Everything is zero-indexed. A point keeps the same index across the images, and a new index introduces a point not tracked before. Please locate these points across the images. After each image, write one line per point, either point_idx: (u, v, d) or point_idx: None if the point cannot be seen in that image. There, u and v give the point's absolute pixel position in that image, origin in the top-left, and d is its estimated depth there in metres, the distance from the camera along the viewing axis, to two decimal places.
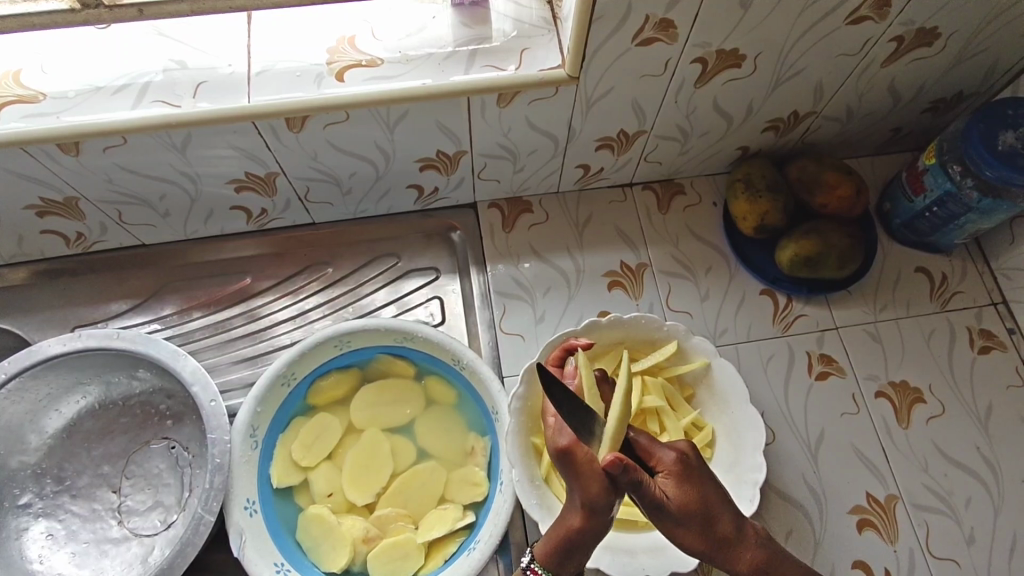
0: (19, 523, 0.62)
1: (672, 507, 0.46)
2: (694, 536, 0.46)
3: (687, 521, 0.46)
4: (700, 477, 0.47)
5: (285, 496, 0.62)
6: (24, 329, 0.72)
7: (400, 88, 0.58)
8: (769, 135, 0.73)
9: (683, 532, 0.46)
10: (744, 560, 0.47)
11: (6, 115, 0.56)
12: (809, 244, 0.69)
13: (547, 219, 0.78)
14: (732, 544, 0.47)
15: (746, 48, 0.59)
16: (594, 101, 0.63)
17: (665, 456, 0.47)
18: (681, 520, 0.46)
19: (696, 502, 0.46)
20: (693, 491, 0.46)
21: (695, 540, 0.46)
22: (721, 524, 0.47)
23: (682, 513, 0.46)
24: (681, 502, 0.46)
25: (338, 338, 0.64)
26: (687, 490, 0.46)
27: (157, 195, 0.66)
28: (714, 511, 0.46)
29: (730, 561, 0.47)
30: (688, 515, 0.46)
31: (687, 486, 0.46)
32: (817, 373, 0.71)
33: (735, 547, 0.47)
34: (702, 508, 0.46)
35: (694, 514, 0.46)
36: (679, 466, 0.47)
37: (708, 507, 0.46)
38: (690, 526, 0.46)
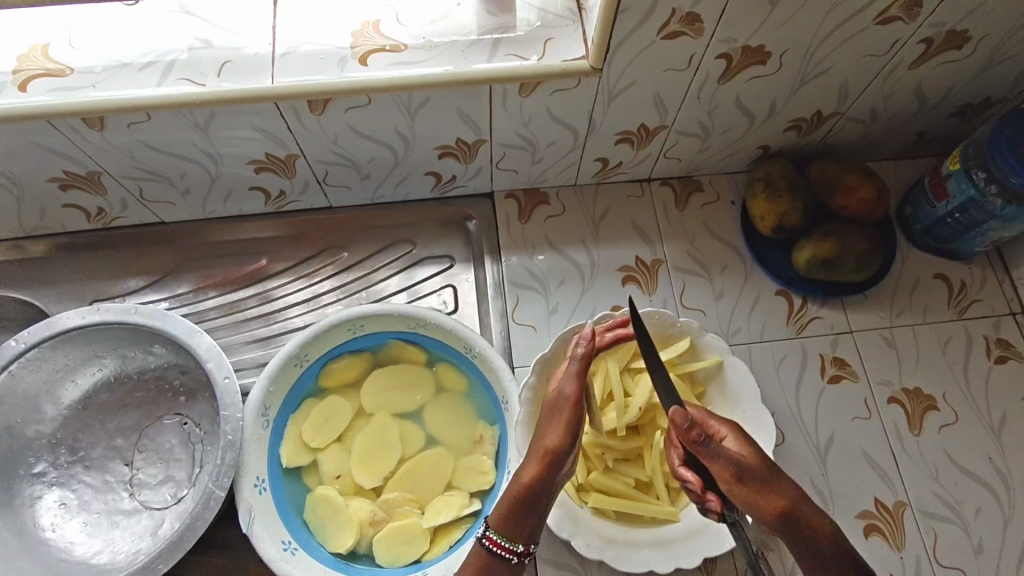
0: (32, 491, 0.63)
1: (745, 463, 0.50)
2: (765, 494, 0.49)
3: (756, 477, 0.49)
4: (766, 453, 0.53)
5: (294, 476, 0.62)
6: (44, 301, 0.73)
7: (422, 74, 0.58)
8: (790, 134, 0.72)
9: (753, 490, 0.49)
10: (815, 529, 0.48)
11: (34, 88, 0.56)
12: (827, 246, 0.68)
13: (563, 211, 0.77)
14: (805, 511, 0.48)
15: (772, 45, 0.58)
16: (615, 94, 0.62)
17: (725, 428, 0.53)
18: (756, 476, 0.49)
19: (764, 463, 0.50)
20: (760, 453, 0.51)
21: (767, 500, 0.49)
22: (790, 489, 0.49)
23: (755, 469, 0.49)
24: (751, 459, 0.50)
25: (351, 321, 0.64)
26: (756, 450, 0.51)
27: (177, 172, 0.67)
28: (780, 474, 0.50)
29: (802, 530, 0.48)
30: (756, 470, 0.49)
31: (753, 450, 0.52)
32: (830, 376, 0.70)
33: (807, 513, 0.48)
34: (769, 467, 0.50)
35: (765, 471, 0.50)
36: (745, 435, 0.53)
37: (775, 468, 0.50)
38: (761, 485, 0.49)
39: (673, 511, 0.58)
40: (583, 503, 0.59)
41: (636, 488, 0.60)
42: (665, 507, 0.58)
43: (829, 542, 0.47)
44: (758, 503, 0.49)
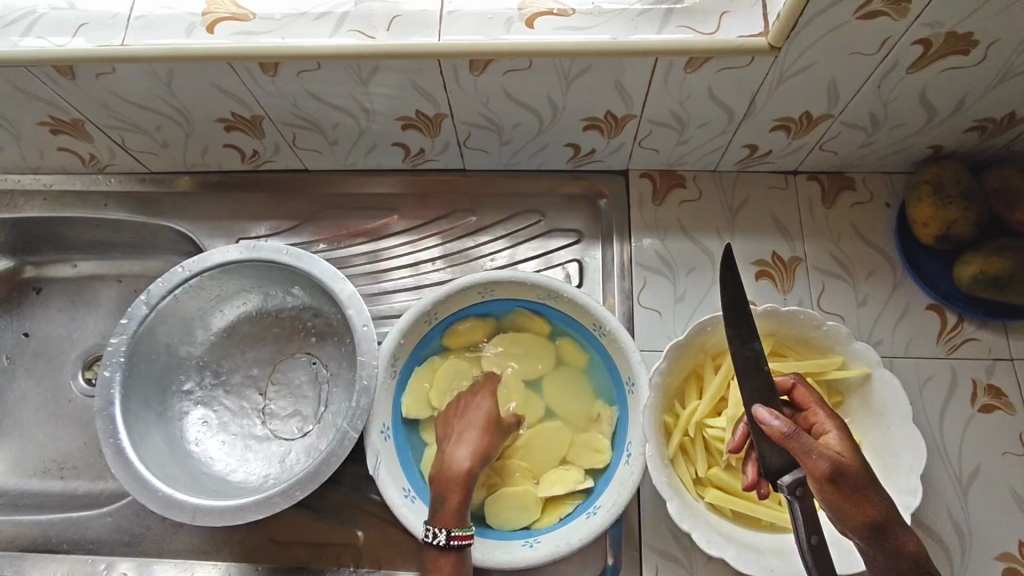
0: (181, 406, 0.67)
1: (845, 468, 0.45)
2: (862, 504, 0.45)
3: (855, 486, 0.45)
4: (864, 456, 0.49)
5: (413, 428, 0.64)
6: (197, 234, 0.78)
7: (589, 41, 0.56)
8: (972, 135, 0.65)
9: (850, 499, 0.45)
10: (903, 544, 0.45)
11: (221, 31, 0.59)
12: (1002, 263, 0.61)
13: (699, 196, 0.74)
14: (896, 524, 0.46)
15: (981, 33, 0.52)
16: (787, 76, 0.58)
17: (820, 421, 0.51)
18: (856, 483, 0.45)
19: (863, 469, 0.46)
20: (859, 457, 0.47)
21: (863, 511, 0.45)
22: (887, 498, 0.46)
23: (854, 476, 0.45)
24: (852, 464, 0.46)
25: (483, 285, 0.64)
26: (856, 456, 0.47)
27: (331, 123, 0.69)
28: (878, 482, 0.46)
29: (890, 545, 0.45)
30: (858, 479, 0.45)
31: (852, 451, 0.48)
32: (982, 405, 0.64)
33: (897, 528, 0.46)
34: (869, 475, 0.46)
35: (863, 480, 0.45)
36: (844, 433, 0.49)
37: (873, 475, 0.46)
38: (858, 496, 0.45)
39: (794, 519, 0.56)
40: (699, 498, 0.58)
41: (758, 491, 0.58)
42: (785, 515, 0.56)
43: (914, 562, 0.45)
44: (852, 515, 0.45)
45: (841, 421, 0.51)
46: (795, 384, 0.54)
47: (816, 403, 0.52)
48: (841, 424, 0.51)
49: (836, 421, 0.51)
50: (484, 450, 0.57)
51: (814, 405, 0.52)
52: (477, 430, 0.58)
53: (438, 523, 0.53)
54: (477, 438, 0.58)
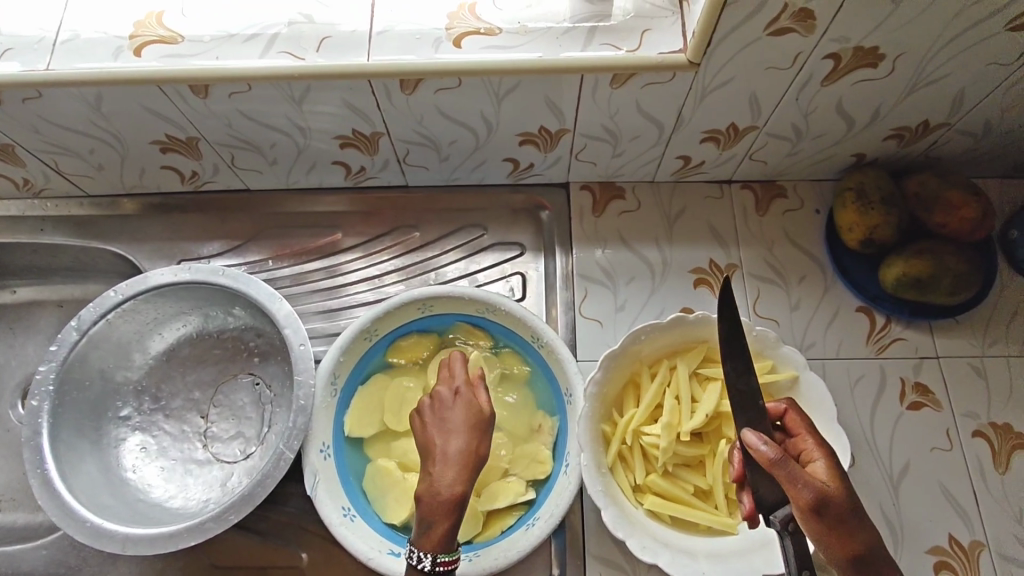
0: (117, 433, 0.66)
1: (830, 498, 0.45)
2: (846, 537, 0.45)
3: (840, 518, 0.45)
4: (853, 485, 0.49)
5: (356, 445, 0.64)
6: (137, 256, 0.77)
7: (516, 59, 0.57)
8: (890, 143, 0.68)
9: (836, 532, 0.45)
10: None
11: (148, 53, 0.59)
12: (921, 265, 0.64)
13: (638, 207, 0.76)
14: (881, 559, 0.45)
15: (887, 47, 0.55)
16: (710, 89, 0.60)
17: (812, 449, 0.51)
18: (841, 514, 0.45)
19: (850, 500, 0.46)
20: (847, 488, 0.47)
21: (847, 544, 0.45)
22: (873, 531, 0.46)
23: (838, 507, 0.45)
24: (840, 494, 0.46)
25: (422, 301, 0.65)
26: (844, 485, 0.47)
27: (268, 143, 0.69)
28: (865, 515, 0.46)
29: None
30: (843, 511, 0.45)
31: (841, 481, 0.47)
32: (910, 403, 0.67)
33: (882, 563, 0.45)
34: (857, 507, 0.46)
35: (849, 512, 0.45)
36: (834, 461, 0.49)
37: (862, 508, 0.46)
38: (842, 527, 0.45)
39: (731, 523, 0.57)
40: (638, 505, 0.58)
41: (695, 495, 0.59)
42: (724, 519, 0.57)
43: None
44: (835, 545, 0.45)
45: (829, 449, 0.50)
46: (787, 410, 0.54)
47: (807, 430, 0.52)
48: (831, 452, 0.50)
49: (826, 448, 0.50)
50: (473, 458, 0.51)
51: (805, 432, 0.52)
52: (466, 432, 0.52)
53: (421, 548, 0.49)
54: (463, 442, 0.51)
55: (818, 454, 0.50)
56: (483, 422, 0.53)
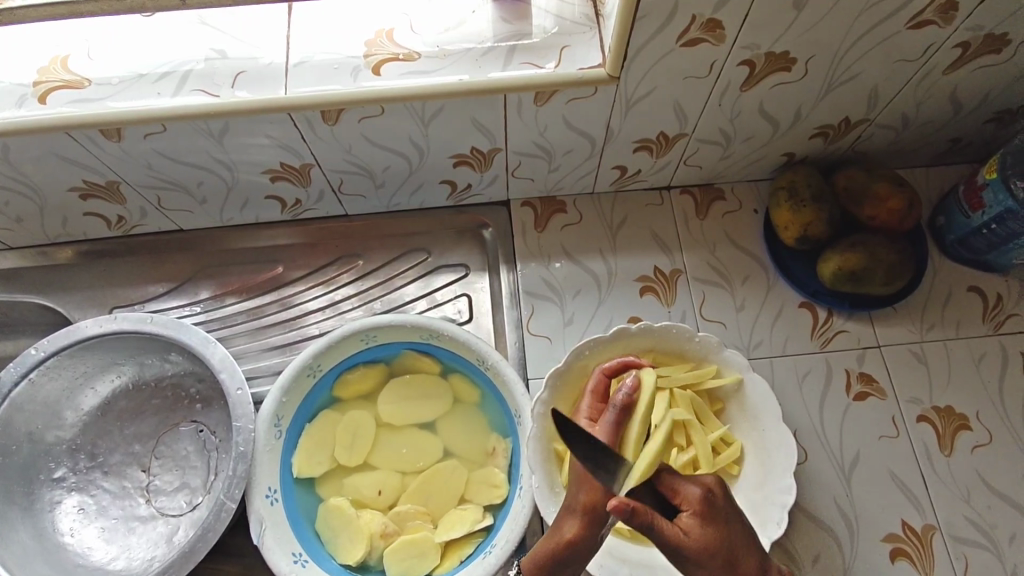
0: (53, 496, 0.65)
1: (686, 552, 0.43)
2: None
3: (703, 568, 0.43)
4: (729, 520, 0.46)
5: (307, 486, 0.63)
6: (67, 307, 0.74)
7: (437, 83, 0.57)
8: (817, 141, 0.69)
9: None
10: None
11: (53, 100, 0.57)
12: (855, 258, 0.65)
13: (580, 220, 0.76)
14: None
15: (797, 51, 0.56)
16: (634, 101, 0.61)
17: (692, 492, 0.46)
18: (700, 564, 0.43)
19: (719, 544, 0.44)
20: (715, 534, 0.44)
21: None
22: (741, 565, 0.45)
23: (704, 558, 0.43)
24: (700, 547, 0.43)
25: (365, 331, 0.63)
26: (710, 533, 0.44)
27: (194, 182, 0.67)
28: (732, 554, 0.44)
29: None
30: (706, 560, 0.43)
31: (709, 527, 0.44)
32: (856, 393, 0.68)
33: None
34: (721, 554, 0.44)
35: (714, 556, 0.43)
36: (703, 505, 0.45)
37: (730, 550, 0.44)
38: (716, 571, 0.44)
39: None
40: None
41: None
42: None
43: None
44: None
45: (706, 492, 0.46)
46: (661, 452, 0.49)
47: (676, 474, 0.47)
48: (703, 492, 0.46)
49: (699, 487, 0.46)
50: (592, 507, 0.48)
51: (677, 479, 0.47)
52: (585, 484, 0.49)
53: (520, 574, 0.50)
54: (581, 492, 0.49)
55: (689, 501, 0.45)
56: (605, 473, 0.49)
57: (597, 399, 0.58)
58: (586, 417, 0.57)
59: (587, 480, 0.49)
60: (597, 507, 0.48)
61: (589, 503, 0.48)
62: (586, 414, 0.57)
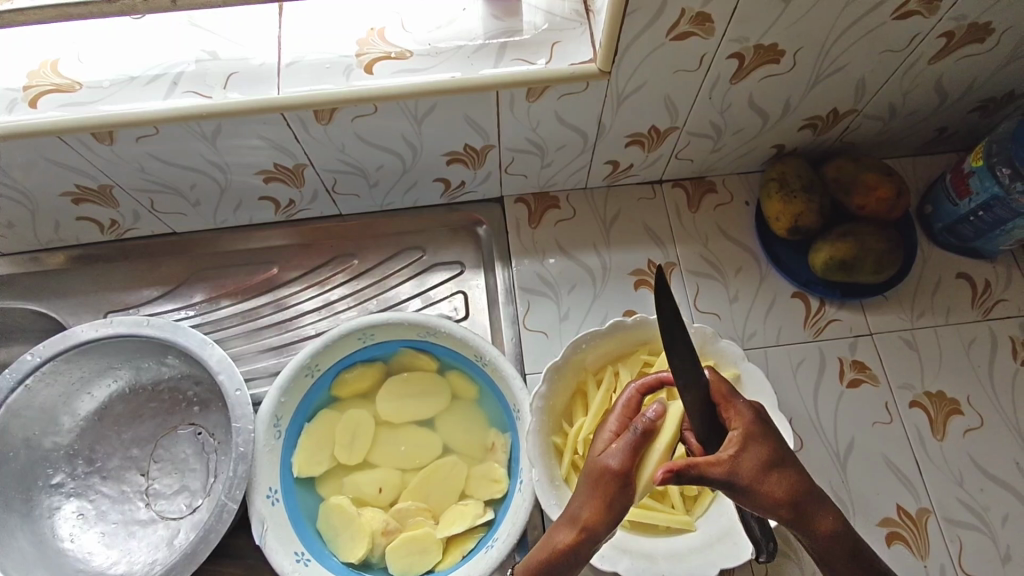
0: (51, 502, 0.65)
1: (745, 470, 0.44)
2: (775, 490, 0.44)
3: (763, 484, 0.44)
4: (778, 435, 0.46)
5: (307, 485, 0.63)
6: (60, 313, 0.74)
7: (430, 81, 0.57)
8: (806, 132, 0.70)
9: (760, 494, 0.44)
10: (816, 519, 0.45)
11: (44, 104, 0.57)
12: (846, 247, 0.66)
13: (574, 215, 0.76)
14: (811, 504, 0.45)
15: (785, 43, 0.57)
16: (625, 96, 0.61)
17: (740, 412, 0.47)
18: (757, 474, 0.44)
19: (773, 458, 0.44)
20: (768, 451, 0.45)
21: (778, 494, 0.44)
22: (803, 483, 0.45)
23: (761, 472, 0.44)
24: (753, 461, 0.44)
25: (362, 330, 0.64)
26: (762, 446, 0.45)
27: (187, 184, 0.67)
28: (787, 468, 0.45)
29: (806, 524, 0.45)
30: (764, 473, 0.44)
31: (761, 446, 0.45)
32: (849, 381, 0.69)
33: (814, 508, 0.45)
34: (776, 468, 0.44)
35: (770, 468, 0.44)
36: (753, 422, 0.46)
37: (784, 462, 0.45)
38: (775, 482, 0.44)
39: (688, 521, 0.57)
40: None
41: (652, 497, 0.59)
42: (680, 517, 0.57)
43: (834, 534, 0.45)
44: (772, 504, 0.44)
45: (756, 412, 0.47)
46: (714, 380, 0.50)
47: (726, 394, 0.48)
48: (752, 412, 0.47)
49: (748, 410, 0.47)
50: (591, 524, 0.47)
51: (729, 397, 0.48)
52: (591, 498, 0.48)
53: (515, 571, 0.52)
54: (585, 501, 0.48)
55: (738, 418, 0.46)
56: (614, 487, 0.47)
57: (626, 414, 0.53)
58: (611, 434, 0.51)
59: (595, 498, 0.48)
60: (596, 526, 0.47)
61: (587, 522, 0.47)
62: (612, 429, 0.52)
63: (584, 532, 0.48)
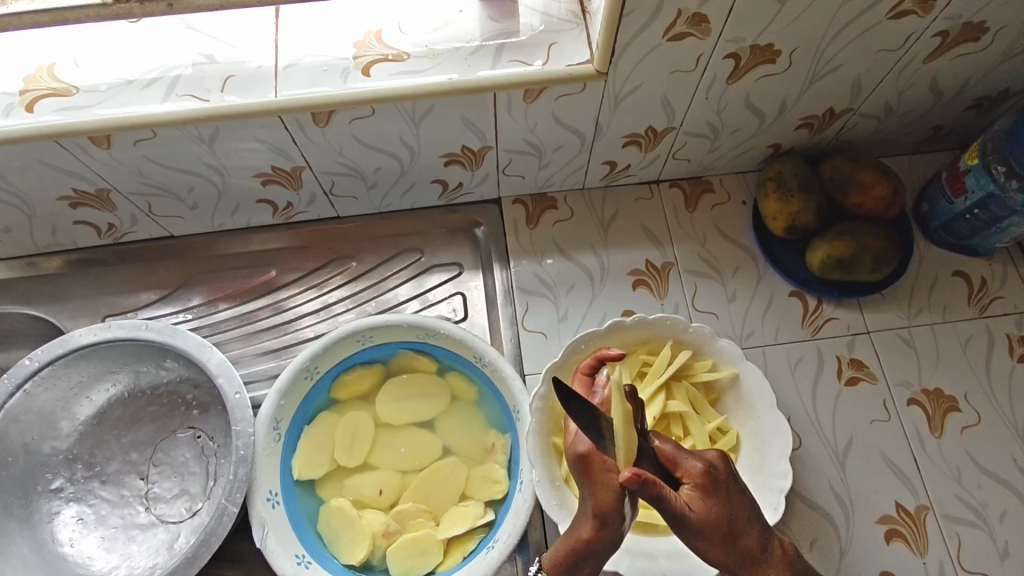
0: (50, 507, 0.64)
1: (689, 525, 0.44)
2: (716, 550, 0.45)
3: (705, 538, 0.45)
4: (730, 493, 0.46)
5: (307, 488, 0.63)
6: (57, 317, 0.74)
7: (427, 83, 0.57)
8: (802, 132, 0.70)
9: (702, 545, 0.45)
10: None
11: (41, 108, 0.56)
12: (843, 246, 0.66)
13: (571, 215, 0.76)
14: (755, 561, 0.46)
15: (781, 43, 0.57)
16: (622, 96, 0.61)
17: (693, 467, 0.47)
18: (701, 535, 0.45)
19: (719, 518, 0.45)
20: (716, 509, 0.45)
21: (716, 552, 0.45)
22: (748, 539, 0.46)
23: (705, 529, 0.45)
24: (699, 518, 0.45)
25: (361, 332, 0.64)
26: (714, 505, 0.45)
27: (185, 187, 0.67)
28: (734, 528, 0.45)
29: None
30: (706, 531, 0.45)
31: (709, 503, 0.45)
32: (847, 378, 0.69)
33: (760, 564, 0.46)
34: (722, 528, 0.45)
35: (715, 527, 0.45)
36: (704, 479, 0.46)
37: (732, 525, 0.45)
38: (717, 538, 0.45)
39: None
40: None
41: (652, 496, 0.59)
42: None
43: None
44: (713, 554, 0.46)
45: (708, 469, 0.46)
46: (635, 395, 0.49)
47: (676, 453, 0.47)
48: (704, 469, 0.46)
49: (698, 465, 0.47)
50: (602, 514, 0.48)
51: (678, 457, 0.47)
52: (591, 491, 0.48)
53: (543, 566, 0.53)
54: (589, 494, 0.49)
55: (690, 475, 0.46)
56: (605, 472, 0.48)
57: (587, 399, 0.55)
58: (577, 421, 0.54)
59: (594, 488, 0.48)
60: (608, 515, 0.48)
61: (596, 509, 0.48)
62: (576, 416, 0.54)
63: (596, 519, 0.48)
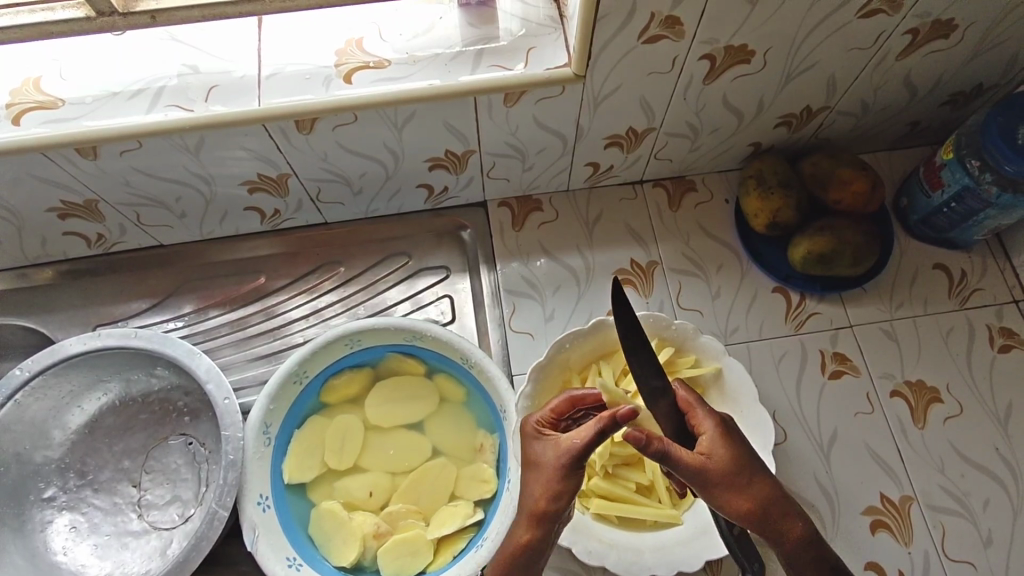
0: (44, 515, 0.65)
1: (710, 471, 0.47)
2: (735, 498, 0.47)
3: (725, 486, 0.47)
4: (744, 441, 0.49)
5: (298, 491, 0.63)
6: (48, 327, 0.74)
7: (409, 88, 0.58)
8: (781, 130, 0.71)
9: (719, 494, 0.47)
10: (774, 521, 0.47)
11: (27, 121, 0.57)
12: (823, 242, 0.67)
13: (557, 216, 0.77)
14: (774, 512, 0.47)
15: (755, 44, 0.58)
16: (601, 99, 0.63)
17: (707, 419, 0.50)
18: (724, 483, 0.47)
19: (736, 464, 0.47)
20: (731, 454, 0.48)
21: (735, 501, 0.47)
22: (763, 489, 0.47)
23: (720, 474, 0.47)
24: (719, 465, 0.47)
25: (349, 336, 0.64)
26: (731, 453, 0.48)
27: (173, 197, 0.68)
28: (754, 475, 0.47)
29: (769, 527, 0.47)
30: (726, 476, 0.47)
31: (725, 449, 0.48)
32: (830, 372, 0.70)
33: (779, 516, 0.47)
34: (739, 475, 0.47)
35: (731, 472, 0.47)
36: (722, 427, 0.49)
37: (748, 471, 0.47)
38: (734, 484, 0.47)
39: (676, 514, 0.58)
40: (585, 509, 0.59)
41: (639, 492, 0.60)
42: (668, 510, 0.58)
43: (796, 541, 0.47)
44: (732, 502, 0.47)
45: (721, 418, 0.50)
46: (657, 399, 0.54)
47: (693, 402, 0.51)
48: (717, 418, 0.50)
49: (714, 415, 0.50)
50: (541, 511, 0.51)
51: (693, 406, 0.50)
52: (542, 487, 0.50)
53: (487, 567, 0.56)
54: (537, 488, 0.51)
55: (705, 426, 0.50)
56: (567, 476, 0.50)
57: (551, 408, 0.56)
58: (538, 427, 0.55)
59: (547, 488, 0.50)
60: (548, 517, 0.51)
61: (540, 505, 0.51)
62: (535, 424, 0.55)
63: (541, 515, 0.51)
